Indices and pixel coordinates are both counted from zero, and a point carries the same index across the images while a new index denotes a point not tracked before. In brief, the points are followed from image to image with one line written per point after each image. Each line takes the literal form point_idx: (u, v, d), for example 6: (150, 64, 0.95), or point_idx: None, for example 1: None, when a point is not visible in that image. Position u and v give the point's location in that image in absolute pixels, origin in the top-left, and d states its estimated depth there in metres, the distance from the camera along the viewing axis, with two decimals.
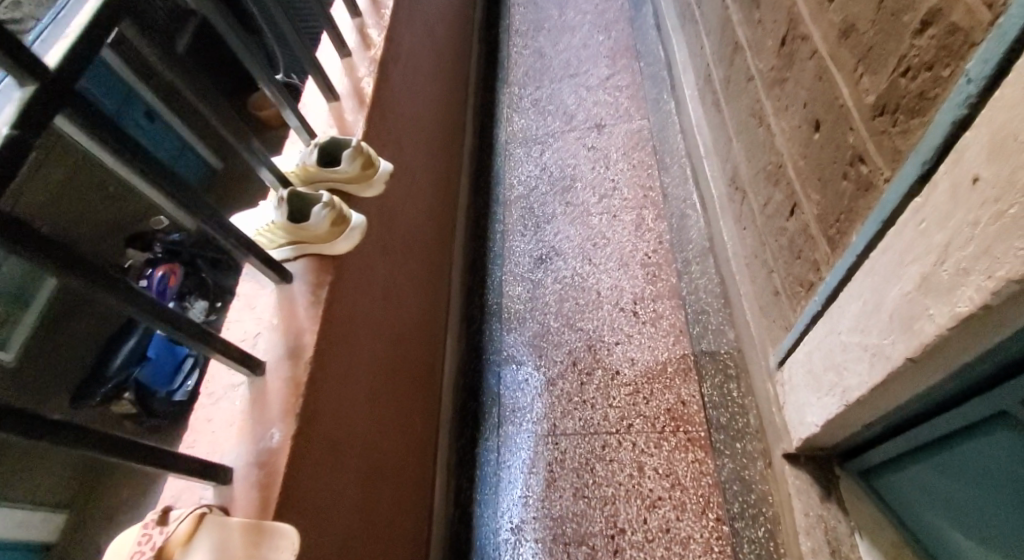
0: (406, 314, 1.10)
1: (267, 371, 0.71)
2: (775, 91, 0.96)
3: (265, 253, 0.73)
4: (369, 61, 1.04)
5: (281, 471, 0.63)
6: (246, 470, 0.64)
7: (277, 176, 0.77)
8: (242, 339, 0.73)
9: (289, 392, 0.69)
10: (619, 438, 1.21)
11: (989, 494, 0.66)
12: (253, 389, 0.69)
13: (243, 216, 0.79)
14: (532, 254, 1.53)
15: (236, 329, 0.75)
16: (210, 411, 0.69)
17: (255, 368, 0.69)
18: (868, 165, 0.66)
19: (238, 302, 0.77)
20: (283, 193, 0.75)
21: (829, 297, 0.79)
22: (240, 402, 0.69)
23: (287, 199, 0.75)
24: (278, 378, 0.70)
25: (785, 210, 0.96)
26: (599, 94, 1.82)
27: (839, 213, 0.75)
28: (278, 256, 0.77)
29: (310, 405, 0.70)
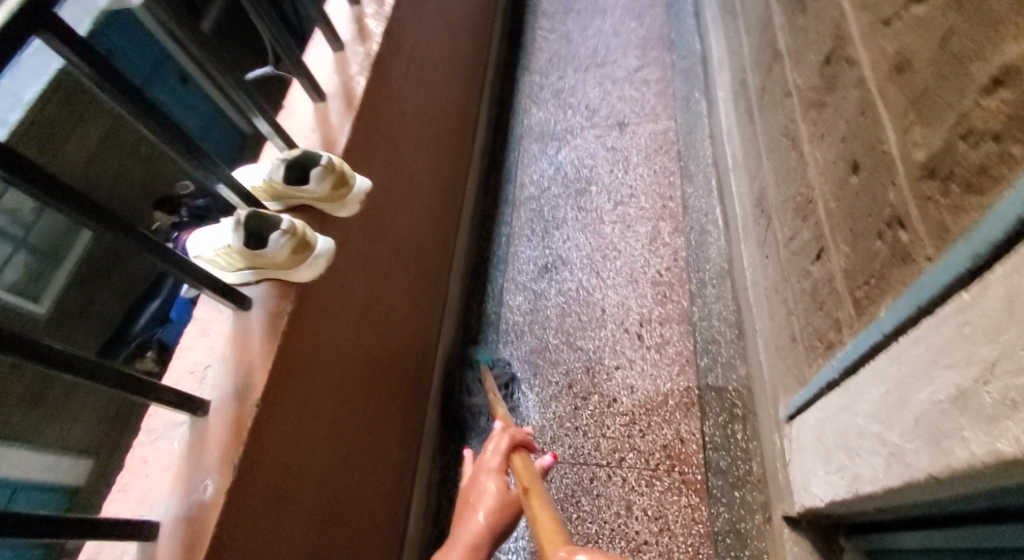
0: (391, 330, 1.03)
1: (210, 411, 0.64)
2: (811, 116, 0.84)
3: (219, 282, 0.65)
4: (364, 56, 0.94)
5: (210, 530, 0.57)
6: (174, 525, 0.58)
7: (241, 197, 0.68)
8: (188, 371, 0.67)
9: (231, 434, 0.62)
10: (610, 473, 1.14)
11: None
12: (193, 430, 0.63)
13: (201, 233, 0.71)
14: (537, 262, 1.44)
15: (184, 359, 0.67)
16: (147, 451, 0.63)
17: (196, 409, 0.63)
18: (909, 234, 0.55)
19: (191, 327, 0.70)
20: (241, 214, 0.66)
21: (850, 367, 0.69)
22: (178, 444, 0.63)
23: (245, 222, 0.66)
24: (221, 419, 0.64)
25: (810, 252, 0.85)
26: (624, 88, 1.69)
27: (869, 277, 0.65)
28: (235, 280, 0.70)
29: (253, 452, 0.64)
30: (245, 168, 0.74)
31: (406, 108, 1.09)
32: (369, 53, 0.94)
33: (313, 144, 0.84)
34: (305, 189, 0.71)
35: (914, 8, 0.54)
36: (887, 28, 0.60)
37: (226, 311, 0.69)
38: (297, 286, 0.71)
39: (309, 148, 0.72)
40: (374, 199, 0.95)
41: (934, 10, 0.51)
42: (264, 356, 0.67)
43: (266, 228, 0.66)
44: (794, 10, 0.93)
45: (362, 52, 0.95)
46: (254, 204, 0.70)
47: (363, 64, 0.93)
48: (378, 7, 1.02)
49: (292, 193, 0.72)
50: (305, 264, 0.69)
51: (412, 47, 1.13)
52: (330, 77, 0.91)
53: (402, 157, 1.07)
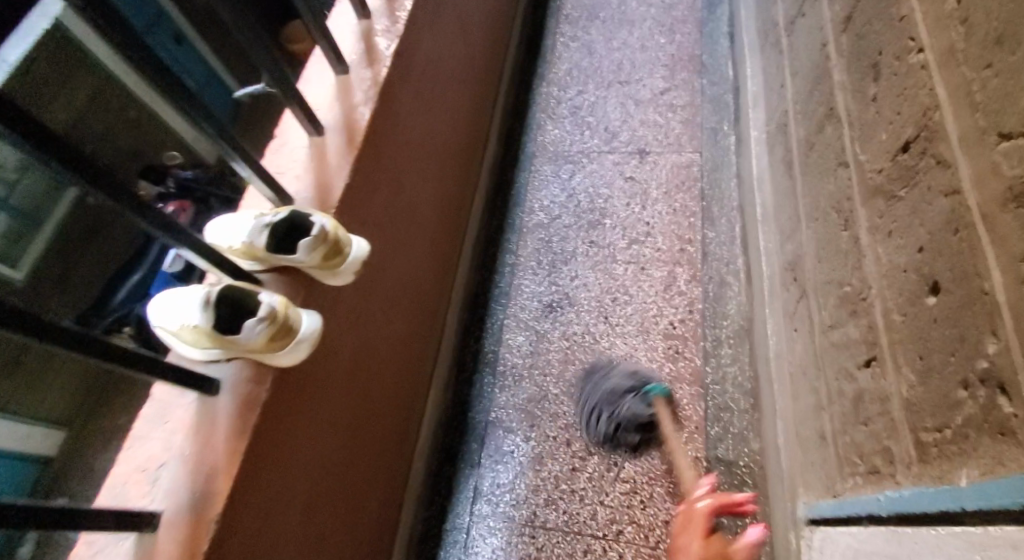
0: (385, 386, 0.92)
1: (161, 524, 0.52)
2: (874, 204, 0.75)
3: (180, 372, 0.53)
4: (371, 82, 0.81)
5: None
6: None
7: (215, 264, 0.57)
8: (137, 469, 0.54)
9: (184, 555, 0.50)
10: (606, 546, 1.05)
11: None
12: (139, 549, 0.51)
13: (162, 300, 0.58)
14: (541, 299, 1.34)
15: (135, 453, 0.55)
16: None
17: (144, 524, 0.51)
18: (1013, 405, 0.46)
19: (150, 410, 0.57)
20: (212, 291, 0.55)
21: (903, 517, 0.60)
22: None
23: (218, 298, 0.55)
24: (172, 535, 0.51)
25: (857, 354, 0.76)
26: (648, 111, 1.58)
27: (944, 428, 0.55)
28: (192, 360, 0.57)
29: None
30: (219, 220, 0.62)
31: (415, 135, 0.97)
32: (378, 78, 0.82)
33: (305, 187, 0.71)
34: (291, 256, 0.60)
35: None
36: (1005, 144, 0.49)
37: (188, 394, 0.57)
38: (275, 370, 0.59)
39: (297, 208, 0.62)
40: (374, 245, 0.83)
41: None
42: (228, 459, 0.54)
43: (245, 308, 0.56)
44: (862, 72, 0.82)
45: (369, 77, 0.82)
46: (229, 269, 0.58)
47: (370, 92, 0.80)
48: (392, 22, 0.89)
49: (273, 259, 0.61)
50: (285, 350, 0.57)
51: (425, 66, 1.00)
52: (329, 105, 0.78)
53: (407, 190, 0.95)
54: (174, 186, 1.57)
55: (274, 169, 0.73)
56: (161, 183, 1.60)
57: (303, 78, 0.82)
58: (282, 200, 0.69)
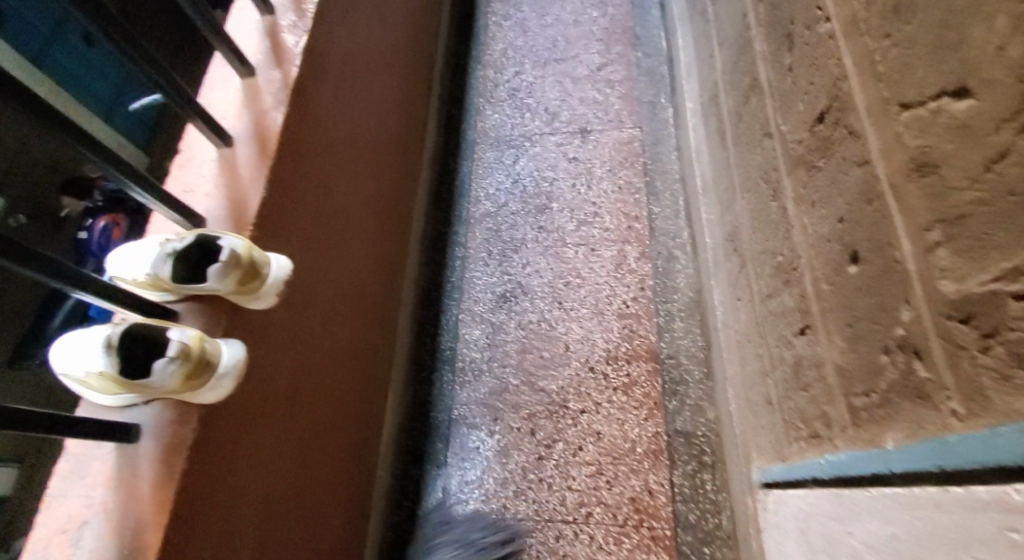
0: (334, 400, 0.90)
1: None
2: (798, 175, 0.76)
3: (92, 424, 0.51)
4: (280, 85, 0.74)
5: None
6: None
7: (120, 304, 0.54)
8: (57, 531, 0.51)
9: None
10: (576, 529, 1.07)
11: None
12: None
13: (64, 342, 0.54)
14: (494, 291, 1.33)
15: (54, 513, 0.52)
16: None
17: None
18: (927, 370, 0.47)
19: (67, 466, 0.55)
20: (115, 332, 0.51)
21: (842, 479, 0.62)
22: None
23: (122, 339, 0.51)
24: None
25: (792, 322, 0.78)
26: (586, 89, 1.56)
27: (871, 392, 0.57)
28: (104, 402, 0.54)
29: None
30: (120, 252, 0.58)
31: (342, 136, 0.93)
32: (289, 78, 0.75)
33: (218, 206, 0.66)
34: (201, 285, 0.57)
35: (951, 105, 0.45)
36: (906, 115, 0.50)
37: (106, 445, 0.55)
38: (200, 408, 0.57)
39: (204, 231, 0.58)
40: (306, 257, 0.80)
41: (981, 118, 0.41)
42: (156, 509, 0.52)
43: (157, 347, 0.53)
44: (779, 41, 0.83)
45: (279, 77, 0.75)
46: (139, 307, 0.56)
47: (281, 94, 0.74)
48: (300, 14, 0.81)
49: (184, 289, 0.57)
50: (208, 387, 0.55)
51: (343, 60, 0.94)
52: (236, 112, 0.72)
53: (338, 195, 0.91)
54: (102, 200, 1.39)
55: (182, 189, 0.68)
56: (89, 198, 1.42)
57: (205, 85, 0.75)
58: (192, 222, 0.64)
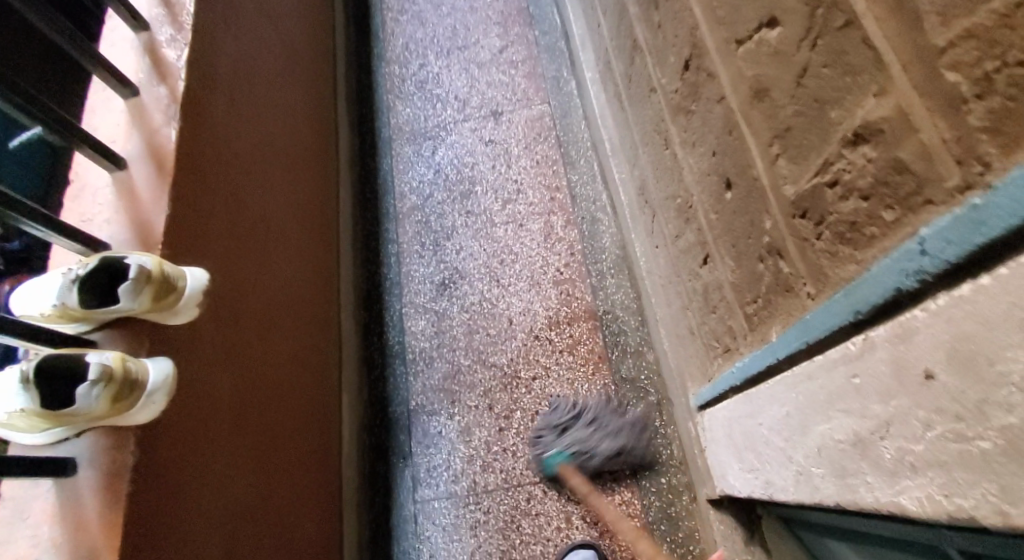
0: (284, 402, 0.93)
1: None
2: (679, 119, 0.82)
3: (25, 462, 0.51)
4: (167, 102, 0.76)
5: None
6: None
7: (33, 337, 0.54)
8: None
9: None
10: (545, 488, 1.12)
11: None
12: None
13: None
14: (433, 280, 1.37)
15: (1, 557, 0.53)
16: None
17: None
18: (788, 265, 0.55)
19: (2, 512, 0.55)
20: (26, 368, 0.51)
21: (749, 379, 0.71)
22: None
23: (35, 374, 0.51)
24: None
25: (696, 255, 0.86)
26: (491, 72, 1.62)
27: (756, 298, 0.65)
28: (34, 442, 0.54)
29: None
30: (25, 288, 0.58)
31: (247, 149, 0.94)
32: (176, 94, 0.76)
33: (120, 231, 0.68)
34: (113, 306, 0.57)
35: (767, 34, 0.51)
36: (741, 48, 0.57)
37: (42, 483, 0.55)
38: (136, 429, 0.58)
39: (108, 254, 0.58)
40: (227, 269, 0.82)
41: (787, 42, 0.48)
42: (108, 536, 0.53)
43: (72, 374, 0.52)
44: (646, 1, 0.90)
45: (165, 93, 0.77)
46: (49, 340, 0.55)
47: (170, 110, 0.75)
48: (177, 28, 0.82)
49: (95, 313, 0.57)
50: (138, 407, 0.56)
51: (235, 73, 0.95)
52: (125, 135, 0.73)
53: (252, 208, 0.93)
54: None
55: (78, 219, 0.69)
56: None
57: (88, 111, 0.76)
58: (96, 250, 0.65)
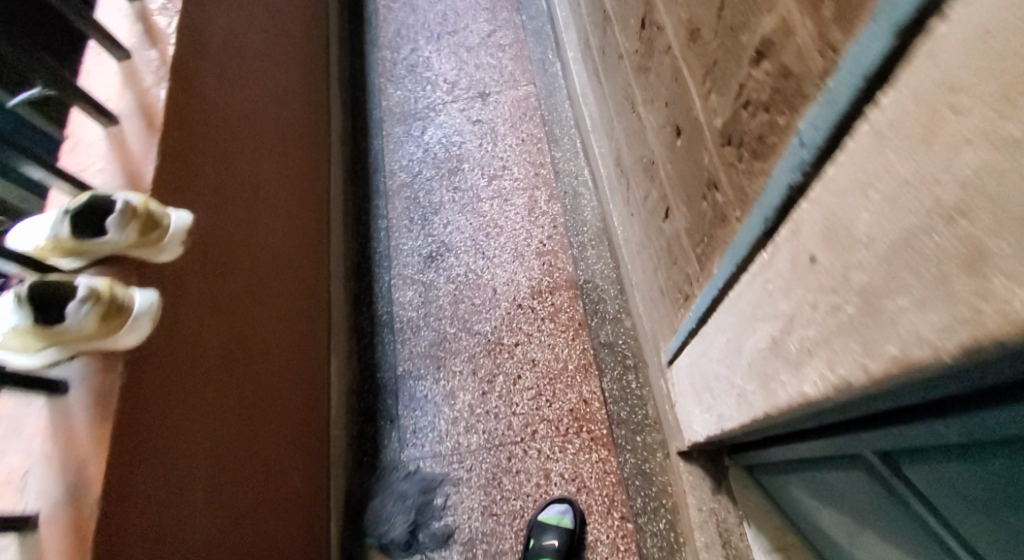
0: (273, 354, 0.98)
1: (41, 521, 0.54)
2: (640, 79, 0.86)
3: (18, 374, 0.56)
4: (158, 64, 0.81)
5: None
6: None
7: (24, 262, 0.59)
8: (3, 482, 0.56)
9: (73, 547, 0.53)
10: (525, 447, 1.15)
11: (860, 515, 0.61)
12: (24, 549, 0.53)
13: None
14: (421, 253, 1.41)
15: None
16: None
17: (22, 525, 0.53)
18: (721, 195, 0.59)
19: None
20: (21, 289, 0.56)
21: (701, 318, 0.74)
22: None
23: (30, 295, 0.56)
24: (55, 530, 0.54)
25: (660, 210, 0.90)
26: (479, 56, 1.66)
27: (703, 236, 0.69)
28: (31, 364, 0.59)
29: (103, 551, 0.54)
30: (16, 224, 0.62)
31: (236, 115, 1.00)
32: (166, 57, 0.82)
33: (112, 180, 0.73)
34: (101, 238, 0.62)
35: None
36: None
37: (36, 401, 0.59)
38: (124, 354, 0.62)
39: (96, 191, 0.63)
40: (217, 223, 0.87)
41: None
42: (96, 446, 0.57)
43: (63, 297, 0.58)
44: None
45: (155, 57, 0.82)
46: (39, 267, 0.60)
47: (160, 71, 0.81)
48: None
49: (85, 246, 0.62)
50: (125, 330, 0.61)
51: (225, 45, 1.01)
52: (117, 94, 0.78)
53: (241, 170, 0.98)
54: None
55: (74, 169, 0.74)
56: None
57: (83, 73, 0.81)
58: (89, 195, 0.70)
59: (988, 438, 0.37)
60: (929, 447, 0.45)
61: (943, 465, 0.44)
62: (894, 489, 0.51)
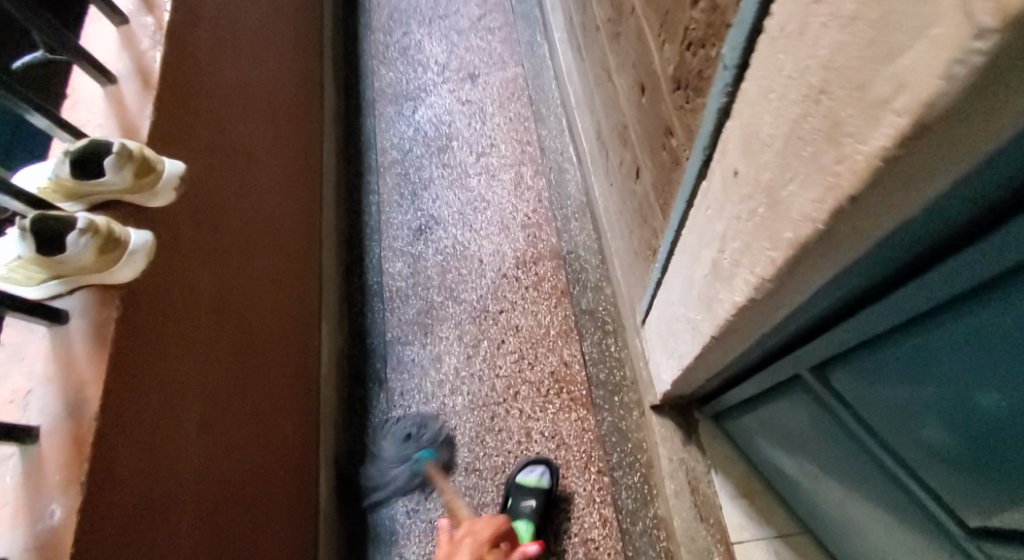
0: (267, 310, 1.03)
1: (43, 435, 0.58)
2: (612, 45, 0.91)
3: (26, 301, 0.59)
4: (155, 30, 0.86)
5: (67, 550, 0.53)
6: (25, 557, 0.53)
7: (27, 201, 0.63)
8: (7, 401, 0.59)
9: (71, 455, 0.57)
10: (507, 407, 1.19)
11: (818, 436, 0.67)
12: (27, 459, 0.57)
13: None
14: (410, 226, 1.46)
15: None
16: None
17: (25, 437, 0.57)
18: (675, 139, 0.63)
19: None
20: (25, 222, 0.60)
21: (664, 267, 0.78)
22: (10, 477, 0.56)
23: (33, 227, 0.60)
24: (55, 442, 0.58)
25: (631, 171, 0.94)
26: (469, 38, 1.71)
27: (664, 184, 0.73)
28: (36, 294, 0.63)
29: (101, 462, 0.58)
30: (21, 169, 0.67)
31: (230, 84, 1.04)
32: (161, 24, 0.87)
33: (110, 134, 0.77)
34: (101, 180, 0.67)
35: None
36: None
37: (38, 329, 0.63)
38: (120, 289, 0.66)
39: (94, 137, 0.67)
40: (210, 181, 0.91)
41: None
42: (95, 369, 0.61)
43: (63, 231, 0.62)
44: None
45: (151, 23, 0.87)
46: (42, 205, 0.64)
47: (156, 36, 0.86)
48: None
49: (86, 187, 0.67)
50: (121, 264, 0.65)
51: (219, 17, 1.05)
52: (115, 56, 0.83)
53: (234, 136, 1.02)
54: None
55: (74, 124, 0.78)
56: None
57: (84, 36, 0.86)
58: None
59: (893, 328, 0.44)
60: (852, 352, 0.51)
61: (859, 367, 0.51)
62: (829, 398, 0.58)
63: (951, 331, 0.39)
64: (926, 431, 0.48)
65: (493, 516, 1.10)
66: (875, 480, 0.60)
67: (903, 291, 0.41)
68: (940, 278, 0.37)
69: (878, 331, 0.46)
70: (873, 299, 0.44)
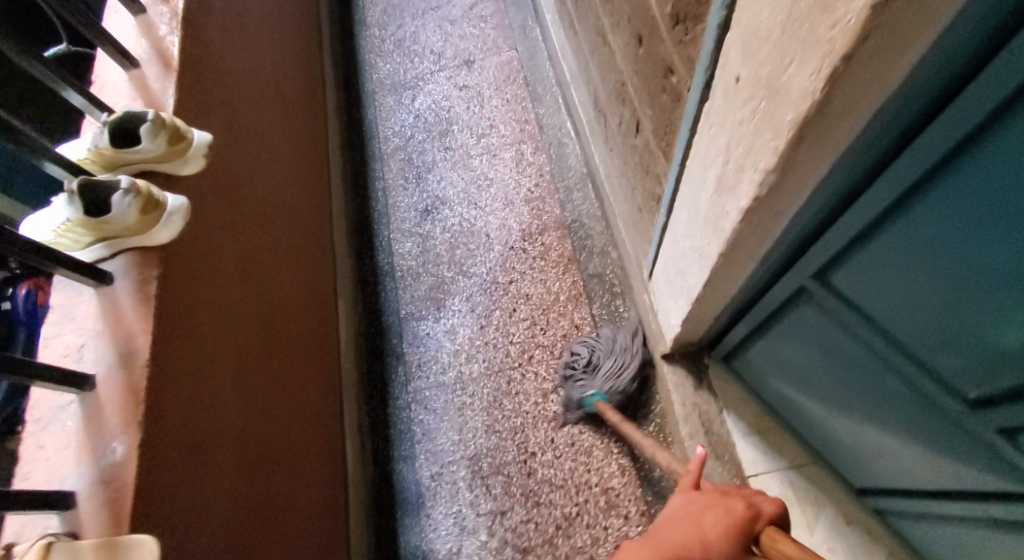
0: (288, 286, 1.07)
1: (98, 383, 0.62)
2: (607, 8, 0.95)
3: (75, 259, 0.64)
4: (171, 17, 0.91)
5: (133, 479, 0.57)
6: (91, 490, 0.56)
7: (69, 168, 0.67)
8: (62, 356, 0.63)
9: (127, 398, 0.60)
10: (522, 371, 1.23)
11: (821, 352, 0.72)
12: (85, 404, 0.61)
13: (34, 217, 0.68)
14: (417, 208, 1.50)
15: (54, 346, 0.64)
16: (40, 437, 0.59)
17: (82, 384, 0.61)
18: (675, 77, 0.67)
19: (51, 315, 0.66)
20: (73, 185, 0.65)
21: (667, 209, 0.82)
22: (72, 421, 0.60)
23: (81, 191, 0.65)
24: (111, 388, 0.61)
25: (631, 128, 0.98)
26: (462, 26, 1.75)
27: (665, 127, 0.77)
28: (87, 256, 0.68)
29: (154, 405, 0.62)
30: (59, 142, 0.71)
31: (240, 70, 1.08)
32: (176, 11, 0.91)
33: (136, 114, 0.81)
34: (136, 148, 0.71)
35: None
36: None
37: (86, 291, 0.67)
38: (159, 250, 0.70)
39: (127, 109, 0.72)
40: (229, 159, 0.95)
41: None
42: (143, 321, 0.65)
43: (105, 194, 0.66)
44: None
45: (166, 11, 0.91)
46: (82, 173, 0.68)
47: (173, 23, 0.90)
48: None
49: (121, 156, 0.71)
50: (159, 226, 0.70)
51: (227, 7, 1.10)
52: (135, 41, 0.87)
53: (246, 119, 1.06)
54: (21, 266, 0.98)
55: None
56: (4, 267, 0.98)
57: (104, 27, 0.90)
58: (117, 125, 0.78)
59: (890, 211, 0.49)
60: (852, 249, 0.56)
61: (857, 266, 0.56)
62: (833, 303, 0.63)
63: (944, 199, 0.43)
64: (946, 337, 0.52)
65: (516, 473, 1.13)
66: (878, 377, 0.65)
67: (895, 166, 0.45)
68: (928, 143, 0.41)
69: (874, 215, 0.50)
70: (872, 185, 0.49)
